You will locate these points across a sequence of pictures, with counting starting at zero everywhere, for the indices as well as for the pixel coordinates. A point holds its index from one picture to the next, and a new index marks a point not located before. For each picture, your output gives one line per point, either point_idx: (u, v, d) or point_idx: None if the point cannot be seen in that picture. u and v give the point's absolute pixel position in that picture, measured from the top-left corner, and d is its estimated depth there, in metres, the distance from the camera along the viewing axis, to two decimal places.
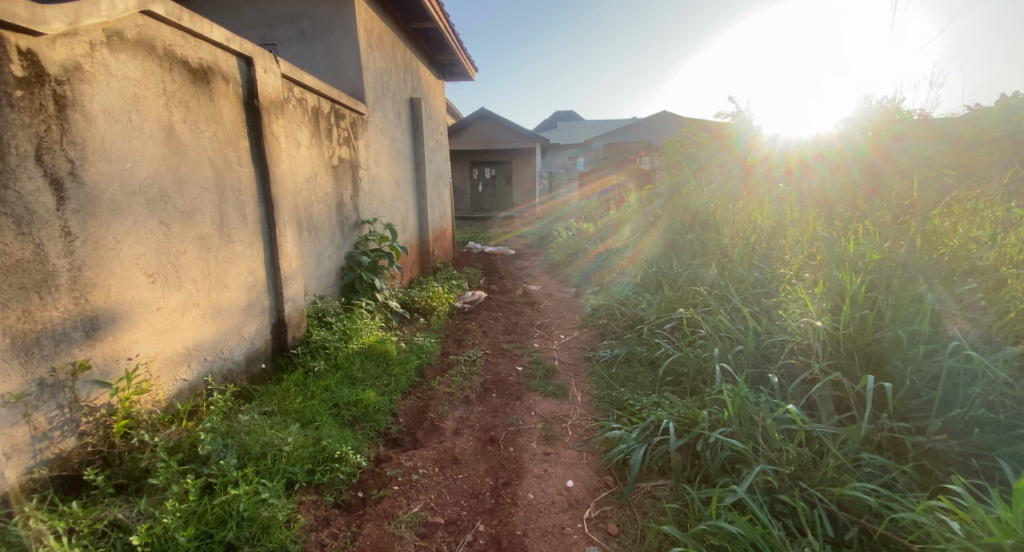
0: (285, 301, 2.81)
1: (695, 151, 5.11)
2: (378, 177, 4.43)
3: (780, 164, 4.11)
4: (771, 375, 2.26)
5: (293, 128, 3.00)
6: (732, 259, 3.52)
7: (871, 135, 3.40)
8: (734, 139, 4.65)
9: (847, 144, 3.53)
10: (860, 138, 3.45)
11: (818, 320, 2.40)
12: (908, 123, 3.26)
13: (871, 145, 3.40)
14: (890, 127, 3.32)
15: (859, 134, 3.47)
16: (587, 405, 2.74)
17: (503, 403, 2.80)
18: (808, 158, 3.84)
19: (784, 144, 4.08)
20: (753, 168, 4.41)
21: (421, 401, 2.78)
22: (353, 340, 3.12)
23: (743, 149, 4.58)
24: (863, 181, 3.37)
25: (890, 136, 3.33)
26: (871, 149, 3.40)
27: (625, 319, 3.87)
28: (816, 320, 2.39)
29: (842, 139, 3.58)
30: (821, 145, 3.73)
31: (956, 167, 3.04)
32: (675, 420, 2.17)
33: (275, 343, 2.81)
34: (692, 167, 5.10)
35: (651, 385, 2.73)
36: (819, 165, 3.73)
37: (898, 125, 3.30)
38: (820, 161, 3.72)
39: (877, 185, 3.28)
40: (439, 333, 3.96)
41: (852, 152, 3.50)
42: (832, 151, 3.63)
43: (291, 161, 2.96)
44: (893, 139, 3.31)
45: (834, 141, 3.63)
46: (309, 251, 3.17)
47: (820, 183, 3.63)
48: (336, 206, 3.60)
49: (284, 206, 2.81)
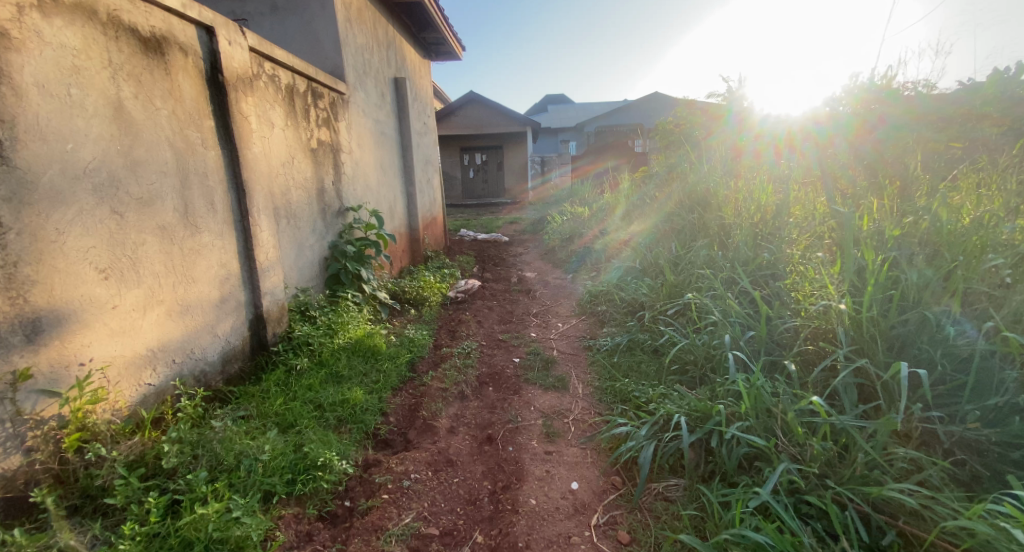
0: (262, 295, 2.63)
1: (691, 131, 4.94)
2: (363, 162, 4.21)
3: (773, 141, 3.96)
4: (787, 362, 2.08)
5: (265, 107, 2.78)
6: (736, 239, 3.34)
7: (858, 115, 3.25)
8: (725, 118, 4.46)
9: (833, 126, 3.42)
10: (847, 119, 3.31)
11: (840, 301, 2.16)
12: (896, 100, 3.13)
13: (856, 125, 3.28)
14: (877, 106, 3.19)
15: (843, 114, 3.34)
16: (590, 397, 2.58)
17: (501, 398, 2.64)
18: (797, 141, 3.75)
19: (775, 121, 3.89)
20: (747, 146, 4.21)
21: (414, 398, 2.63)
22: (339, 335, 2.97)
23: (733, 129, 4.35)
24: (851, 164, 3.30)
25: (877, 116, 3.19)
26: (857, 130, 3.28)
27: (625, 305, 3.70)
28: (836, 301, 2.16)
29: (830, 120, 3.44)
30: (810, 126, 3.60)
31: (943, 150, 3.01)
32: (686, 414, 2.01)
33: (254, 340, 2.63)
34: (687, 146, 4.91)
35: (657, 374, 2.56)
36: (808, 147, 3.67)
37: (884, 105, 3.16)
38: (808, 142, 3.64)
39: (867, 168, 3.23)
40: (431, 325, 3.79)
41: (840, 134, 3.38)
42: (820, 133, 3.53)
43: (264, 144, 2.76)
44: (879, 120, 3.18)
45: (822, 123, 3.50)
46: (287, 240, 2.99)
47: (812, 163, 3.58)
48: (316, 193, 3.40)
49: (256, 193, 2.62)
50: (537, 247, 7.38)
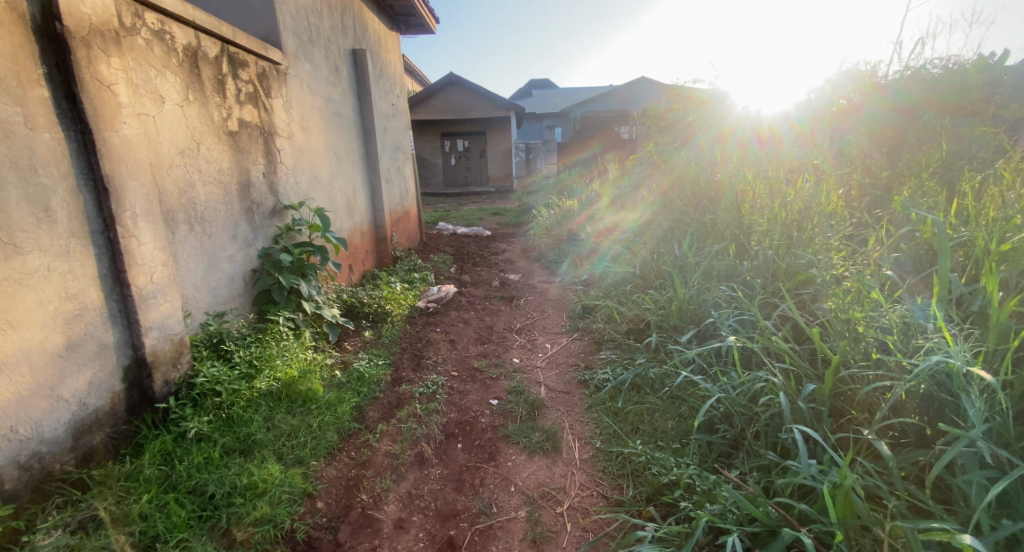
0: (143, 332, 1.95)
1: (682, 118, 4.20)
2: (308, 149, 3.47)
3: (759, 131, 3.57)
4: (875, 441, 1.40)
5: (148, 74, 2.09)
6: (764, 247, 2.72)
7: (837, 103, 3.20)
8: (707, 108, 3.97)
9: (814, 113, 3.30)
10: (828, 103, 3.24)
11: (963, 354, 1.36)
12: (871, 88, 3.06)
13: (837, 113, 3.20)
14: (854, 96, 3.12)
15: (824, 101, 3.26)
16: (590, 465, 1.93)
17: (471, 464, 1.98)
18: (779, 130, 3.47)
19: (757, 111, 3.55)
20: (730, 138, 3.75)
21: (355, 468, 1.95)
22: (261, 377, 2.25)
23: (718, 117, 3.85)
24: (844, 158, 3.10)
25: (854, 106, 3.13)
26: (837, 118, 3.20)
27: (627, 322, 3.06)
28: (956, 357, 1.36)
29: (810, 107, 3.33)
30: (792, 116, 3.42)
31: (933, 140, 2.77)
32: (738, 526, 1.36)
33: (133, 395, 1.93)
34: (672, 139, 4.32)
35: (678, 435, 1.92)
36: (790, 138, 3.44)
37: (861, 94, 3.09)
38: (795, 133, 3.41)
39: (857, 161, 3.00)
40: (391, 348, 3.10)
41: (822, 122, 3.28)
42: (802, 122, 3.37)
43: (147, 124, 2.07)
44: (854, 109, 3.12)
45: (801, 111, 3.38)
46: (187, 253, 2.28)
47: (794, 154, 3.33)
48: (239, 188, 2.67)
49: (132, 192, 1.93)
50: (523, 243, 6.69)
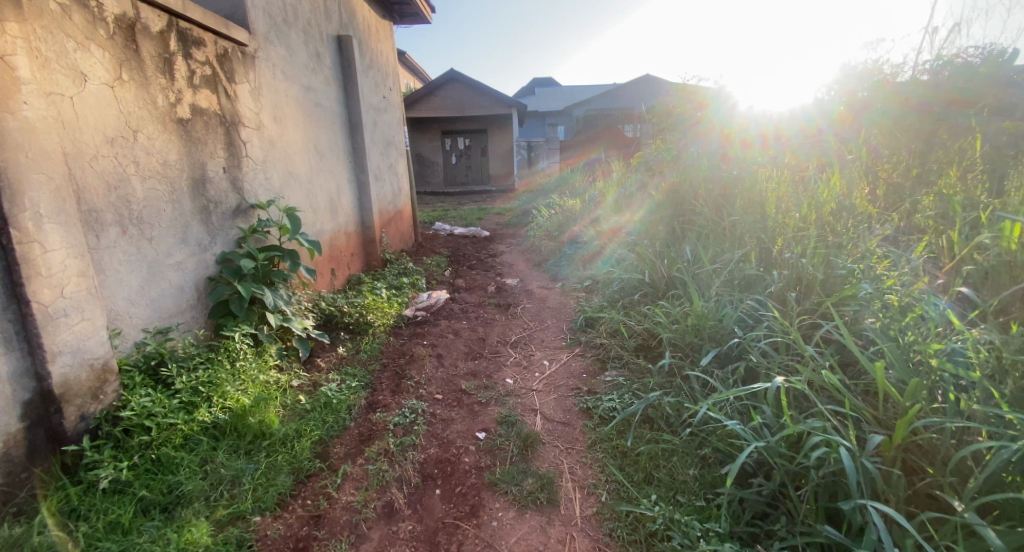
0: (51, 358, 1.60)
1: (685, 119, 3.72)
2: (282, 142, 3.11)
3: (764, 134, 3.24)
4: (985, 532, 1.07)
5: (66, 48, 1.75)
6: (796, 254, 2.35)
7: (845, 103, 2.93)
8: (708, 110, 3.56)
9: (822, 111, 3.02)
10: (834, 104, 2.96)
11: None
12: (878, 87, 2.80)
13: (843, 114, 2.94)
14: (862, 94, 2.87)
15: (830, 101, 2.99)
16: (593, 524, 1.58)
17: (448, 520, 1.63)
18: (788, 132, 3.14)
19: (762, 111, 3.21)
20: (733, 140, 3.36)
21: (307, 524, 1.60)
22: (206, 407, 1.90)
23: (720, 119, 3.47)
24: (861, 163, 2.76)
25: (862, 104, 2.86)
26: (844, 119, 2.93)
27: (636, 338, 2.69)
28: None
29: (816, 108, 3.05)
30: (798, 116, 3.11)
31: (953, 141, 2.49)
32: None
33: (39, 435, 1.59)
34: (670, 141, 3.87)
35: (703, 491, 1.56)
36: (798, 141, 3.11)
37: (869, 92, 2.83)
38: (803, 136, 3.10)
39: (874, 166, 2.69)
40: (371, 365, 2.74)
41: (832, 122, 2.98)
42: (810, 122, 3.07)
43: (63, 108, 1.73)
44: (861, 106, 2.86)
45: (808, 111, 3.07)
46: (119, 260, 1.94)
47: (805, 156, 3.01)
48: (190, 185, 2.32)
49: (37, 188, 1.58)
50: (523, 244, 6.32)
